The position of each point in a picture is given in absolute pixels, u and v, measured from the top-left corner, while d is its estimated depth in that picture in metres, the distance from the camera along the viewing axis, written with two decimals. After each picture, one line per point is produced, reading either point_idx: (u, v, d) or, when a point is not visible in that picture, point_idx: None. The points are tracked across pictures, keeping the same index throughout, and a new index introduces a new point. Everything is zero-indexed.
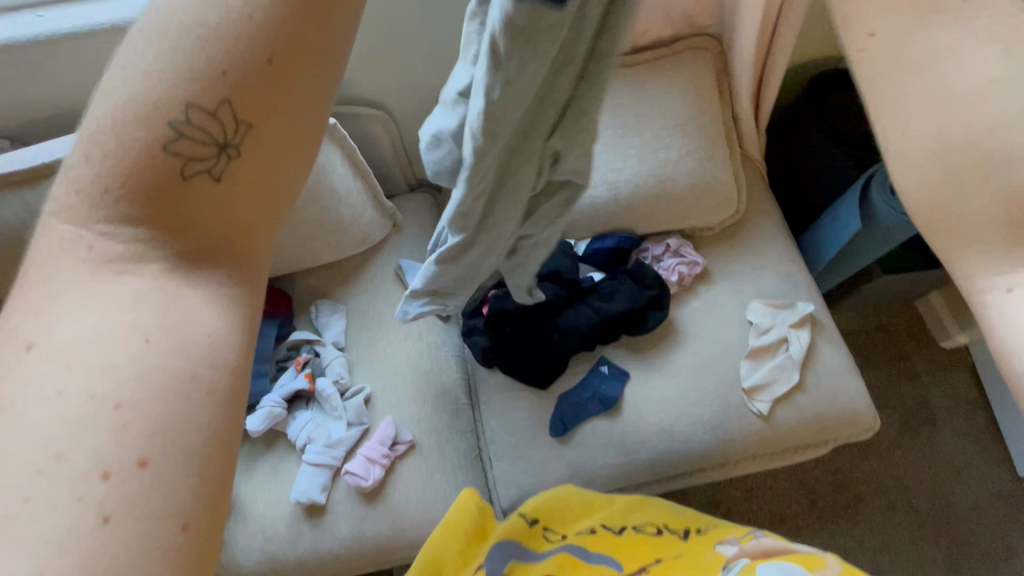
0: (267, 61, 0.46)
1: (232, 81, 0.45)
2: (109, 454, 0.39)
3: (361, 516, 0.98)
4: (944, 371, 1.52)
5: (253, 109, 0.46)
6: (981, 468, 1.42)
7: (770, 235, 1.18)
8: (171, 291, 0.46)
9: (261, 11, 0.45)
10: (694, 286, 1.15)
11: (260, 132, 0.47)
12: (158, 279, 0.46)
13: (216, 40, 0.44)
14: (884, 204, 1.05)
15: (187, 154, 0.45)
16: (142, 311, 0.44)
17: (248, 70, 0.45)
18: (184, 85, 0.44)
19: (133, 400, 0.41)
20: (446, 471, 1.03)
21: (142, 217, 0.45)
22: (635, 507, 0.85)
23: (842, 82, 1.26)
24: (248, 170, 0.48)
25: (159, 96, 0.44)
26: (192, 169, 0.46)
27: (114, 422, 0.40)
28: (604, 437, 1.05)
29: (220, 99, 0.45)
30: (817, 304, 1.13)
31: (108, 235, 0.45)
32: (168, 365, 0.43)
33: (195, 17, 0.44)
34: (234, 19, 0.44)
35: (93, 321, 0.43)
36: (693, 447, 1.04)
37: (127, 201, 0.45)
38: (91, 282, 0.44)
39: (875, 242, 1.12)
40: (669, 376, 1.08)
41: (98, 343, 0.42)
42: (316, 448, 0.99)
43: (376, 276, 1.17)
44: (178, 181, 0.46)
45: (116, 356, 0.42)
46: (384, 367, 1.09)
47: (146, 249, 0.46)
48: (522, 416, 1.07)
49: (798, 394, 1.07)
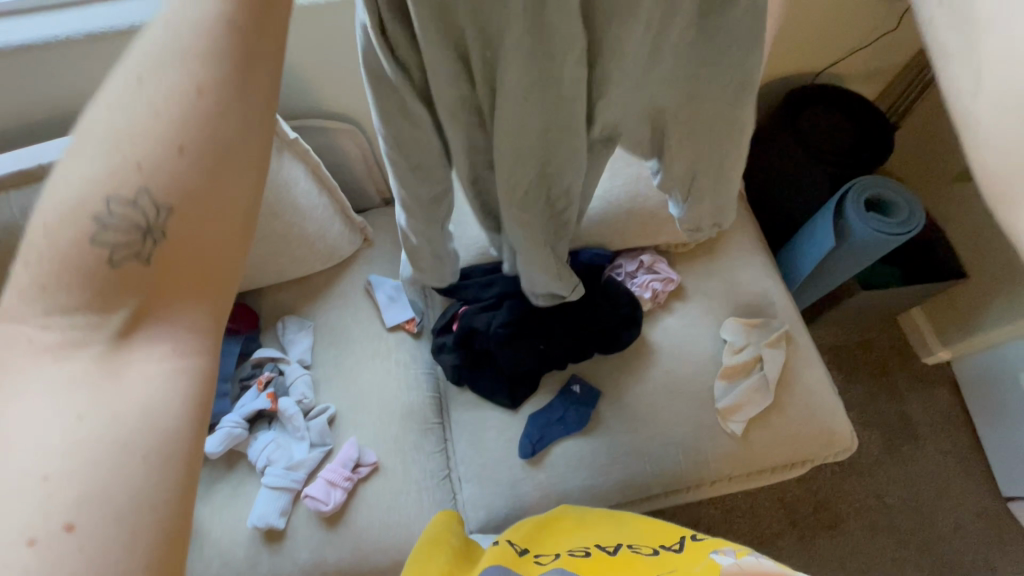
0: (200, 89, 0.41)
1: (168, 112, 0.41)
2: (36, 519, 0.34)
3: (322, 541, 0.95)
4: (927, 387, 1.50)
5: (185, 113, 0.41)
6: (965, 487, 1.40)
7: (745, 251, 1.17)
8: (119, 343, 0.40)
9: (207, 39, 0.42)
10: (668, 303, 1.13)
11: (198, 166, 0.42)
12: (107, 332, 0.40)
13: (155, 73, 0.41)
14: (860, 223, 1.04)
15: (126, 191, 0.40)
16: (84, 369, 0.39)
17: (174, 126, 0.41)
18: (124, 120, 0.40)
19: (68, 478, 0.36)
20: (412, 494, 0.99)
21: (90, 263, 0.40)
22: (631, 532, 0.82)
23: (817, 97, 1.25)
24: (192, 209, 0.43)
25: (103, 132, 0.40)
26: (133, 205, 0.41)
27: (57, 492, 0.35)
28: (575, 459, 1.02)
29: (159, 131, 0.41)
30: (793, 321, 1.11)
31: (52, 283, 0.39)
32: (113, 426, 0.37)
33: (148, 55, 0.41)
34: (180, 46, 0.41)
35: (28, 406, 0.37)
36: (667, 469, 1.02)
37: (73, 247, 0.40)
38: (40, 340, 0.39)
39: (850, 259, 1.11)
40: (641, 396, 1.05)
41: (44, 406, 0.37)
42: (276, 471, 0.96)
43: (345, 292, 1.15)
44: (108, 272, 0.41)
45: (59, 420, 0.37)
46: (351, 386, 1.07)
47: (95, 300, 0.40)
48: (491, 436, 1.04)
49: (773, 414, 1.04)
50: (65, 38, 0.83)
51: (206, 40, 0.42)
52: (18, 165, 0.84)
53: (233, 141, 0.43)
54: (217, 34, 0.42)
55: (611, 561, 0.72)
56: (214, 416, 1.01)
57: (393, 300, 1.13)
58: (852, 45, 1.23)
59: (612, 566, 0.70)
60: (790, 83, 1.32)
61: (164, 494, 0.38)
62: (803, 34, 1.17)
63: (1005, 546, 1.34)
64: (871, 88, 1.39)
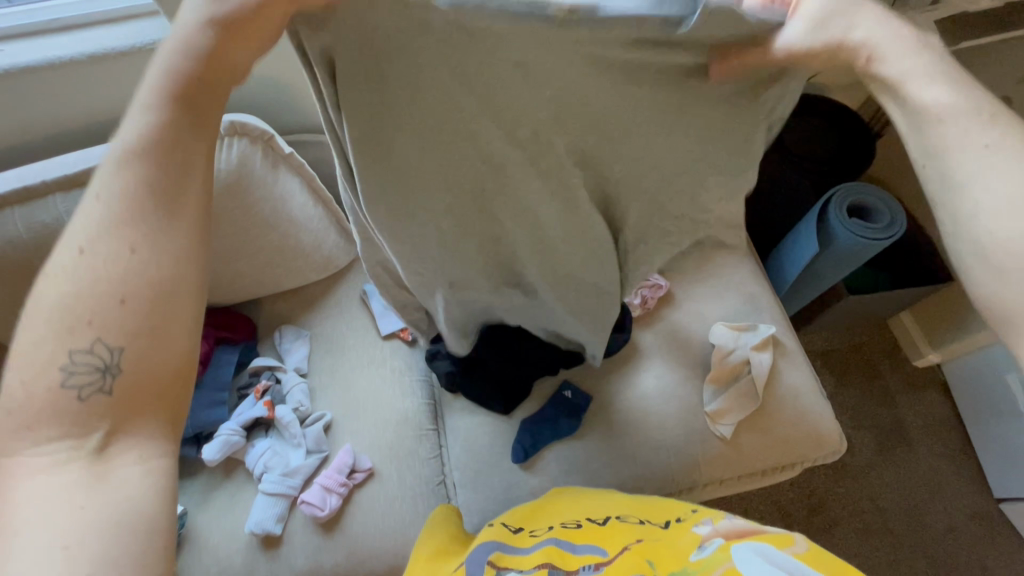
0: (149, 217, 0.48)
1: (130, 246, 0.47)
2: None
3: (318, 546, 0.96)
4: (917, 390, 1.52)
5: (125, 252, 0.47)
6: (957, 488, 1.41)
7: (733, 257, 1.19)
8: (98, 453, 0.46)
9: (136, 187, 0.48)
10: (658, 309, 1.16)
11: (156, 282, 0.48)
12: (85, 447, 0.46)
13: (101, 221, 0.47)
14: (842, 229, 1.07)
15: (97, 327, 0.47)
16: (69, 476, 0.45)
17: (115, 244, 0.47)
18: (85, 270, 0.47)
19: (75, 537, 0.43)
20: (406, 499, 1.01)
21: (72, 399, 0.47)
22: (617, 503, 0.86)
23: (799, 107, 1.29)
24: (146, 328, 0.48)
25: (73, 287, 0.47)
26: (98, 341, 0.47)
27: (68, 538, 0.43)
28: (567, 463, 1.03)
29: (115, 267, 0.47)
30: (781, 325, 1.14)
31: (41, 418, 0.46)
32: (104, 510, 0.45)
33: (90, 211, 0.48)
34: (115, 196, 0.47)
35: (28, 489, 0.45)
36: (658, 472, 1.03)
37: (56, 386, 0.47)
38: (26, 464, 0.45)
39: (836, 264, 1.13)
40: (632, 400, 1.07)
41: (42, 511, 0.44)
42: (272, 478, 0.98)
43: (342, 301, 1.17)
44: (77, 404, 0.47)
45: (57, 516, 0.44)
46: (347, 393, 1.09)
47: (76, 423, 0.47)
48: (485, 442, 1.06)
49: (761, 417, 1.06)
50: (72, 58, 0.86)
51: (134, 176, 0.48)
52: (21, 182, 0.86)
53: (167, 232, 0.49)
54: (143, 173, 0.48)
55: (600, 534, 0.76)
56: (212, 424, 1.02)
57: (388, 309, 1.16)
58: None
59: (601, 540, 0.74)
60: None
61: (157, 550, 0.45)
62: None
63: (998, 547, 1.35)
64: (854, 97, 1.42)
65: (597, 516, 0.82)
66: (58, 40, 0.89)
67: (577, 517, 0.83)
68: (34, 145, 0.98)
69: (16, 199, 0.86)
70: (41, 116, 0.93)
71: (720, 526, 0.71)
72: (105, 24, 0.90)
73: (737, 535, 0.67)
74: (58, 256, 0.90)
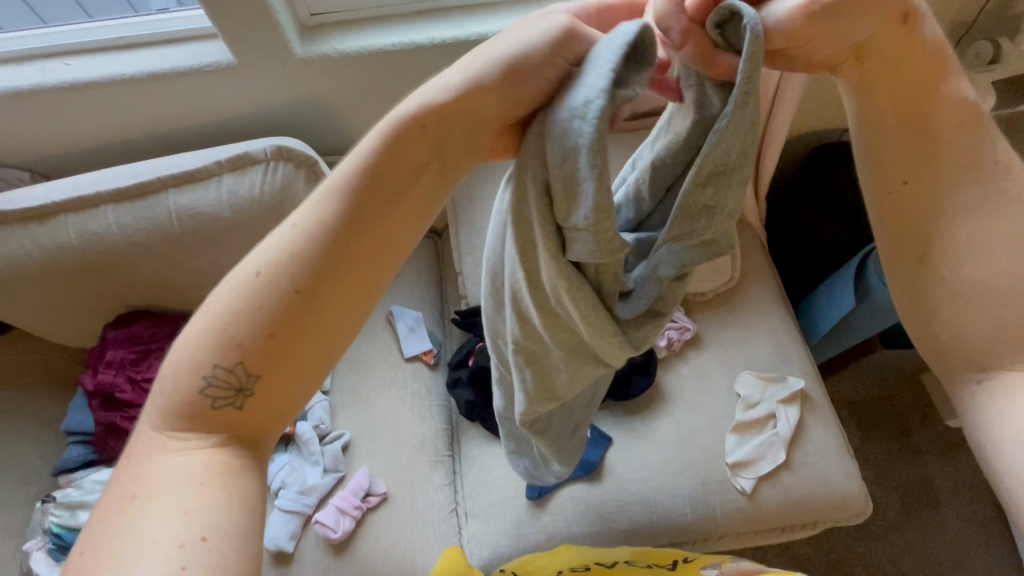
0: (268, 335, 0.45)
1: (272, 342, 0.45)
2: (177, 542, 0.42)
3: (327, 567, 0.97)
4: (948, 451, 1.46)
5: (242, 336, 0.45)
6: (986, 558, 1.35)
7: (767, 305, 1.17)
8: (207, 480, 0.44)
9: (269, 283, 0.45)
10: (684, 351, 1.14)
11: (269, 381, 0.46)
12: (210, 467, 0.45)
13: (238, 315, 0.45)
14: (877, 281, 1.03)
15: (214, 397, 0.46)
16: (185, 493, 0.44)
17: (251, 299, 0.45)
18: (211, 354, 0.45)
19: (213, 527, 0.43)
20: (418, 526, 1.01)
21: (215, 427, 0.46)
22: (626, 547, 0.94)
23: (842, 157, 1.26)
24: (259, 408, 0.46)
25: (197, 356, 0.45)
26: (219, 401, 0.46)
27: (190, 527, 0.42)
28: (581, 504, 1.02)
29: (236, 359, 0.44)
30: (809, 378, 1.11)
31: (179, 449, 0.46)
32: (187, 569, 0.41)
33: (247, 276, 0.45)
34: (252, 291, 0.45)
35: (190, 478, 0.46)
36: (673, 521, 1.01)
37: (186, 420, 0.46)
38: (159, 453, 0.45)
39: (873, 320, 1.10)
40: (652, 444, 1.06)
41: (146, 538, 0.42)
42: (289, 494, 1.00)
43: (367, 319, 1.19)
44: (207, 412, 0.46)
45: (161, 540, 0.42)
46: (365, 414, 1.09)
47: (218, 453, 0.46)
48: (501, 473, 1.05)
49: (784, 472, 1.03)
50: (134, 77, 0.90)
51: (283, 270, 0.45)
52: (75, 192, 0.90)
53: (277, 314, 0.44)
54: (286, 267, 0.45)
55: None
56: None
57: (413, 331, 1.17)
58: None
59: None
60: (818, 137, 1.32)
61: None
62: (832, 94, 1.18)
63: None
64: None
65: (606, 559, 0.91)
66: (124, 58, 0.92)
67: (587, 560, 0.92)
68: (92, 152, 1.02)
69: (70, 208, 0.90)
70: (99, 126, 0.97)
71: (725, 566, 0.83)
72: (168, 44, 0.94)
73: (740, 571, 0.80)
74: (103, 265, 0.93)
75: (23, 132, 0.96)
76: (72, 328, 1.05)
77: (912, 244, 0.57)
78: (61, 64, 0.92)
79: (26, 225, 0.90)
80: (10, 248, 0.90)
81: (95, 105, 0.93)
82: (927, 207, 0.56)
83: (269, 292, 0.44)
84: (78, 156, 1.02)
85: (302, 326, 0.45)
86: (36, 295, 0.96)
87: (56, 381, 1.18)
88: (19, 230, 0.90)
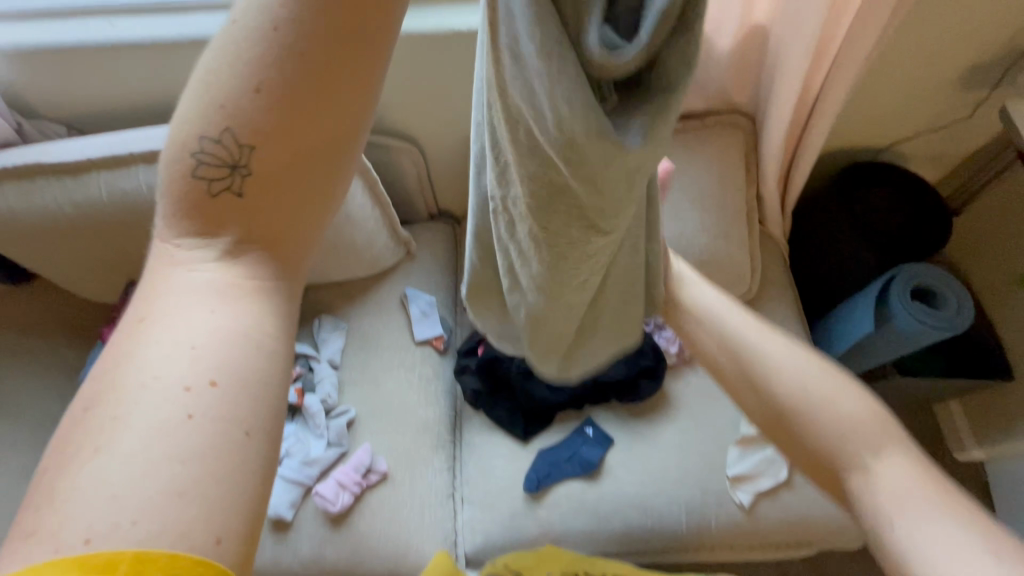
0: (255, 90, 0.39)
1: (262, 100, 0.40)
2: (173, 411, 0.37)
3: (323, 538, 0.99)
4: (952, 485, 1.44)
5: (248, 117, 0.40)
6: None
7: (783, 320, 1.16)
8: (223, 295, 0.41)
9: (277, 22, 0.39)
10: (694, 360, 1.13)
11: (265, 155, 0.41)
12: (222, 273, 0.42)
13: (244, 58, 0.39)
14: (901, 311, 1.02)
15: (209, 176, 0.41)
16: (200, 335, 0.40)
17: (252, 50, 0.39)
18: (201, 119, 0.41)
19: (221, 373, 0.39)
20: (414, 507, 1.02)
21: (213, 220, 0.42)
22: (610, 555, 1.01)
23: (875, 176, 1.23)
24: (261, 190, 0.42)
25: (203, 113, 0.41)
26: (216, 186, 0.41)
27: (197, 367, 0.38)
28: (577, 502, 1.02)
29: (226, 123, 0.40)
30: None
31: (188, 249, 0.42)
32: (202, 449, 0.36)
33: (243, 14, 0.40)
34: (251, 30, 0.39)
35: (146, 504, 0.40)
36: (667, 528, 1.01)
37: (190, 219, 0.42)
38: (179, 286, 0.41)
39: (891, 346, 1.08)
40: (653, 449, 1.06)
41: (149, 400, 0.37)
42: (292, 464, 1.01)
43: (381, 299, 1.20)
44: (205, 195, 0.42)
45: (163, 412, 0.36)
46: (372, 392, 1.11)
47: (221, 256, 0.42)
48: (501, 464, 1.06)
49: (784, 489, 1.03)
50: (173, 42, 0.91)
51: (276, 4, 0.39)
52: (108, 150, 0.92)
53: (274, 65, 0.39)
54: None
55: None
56: None
57: (425, 315, 1.18)
58: (922, 126, 1.21)
59: None
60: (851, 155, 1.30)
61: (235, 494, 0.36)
62: (871, 110, 1.16)
63: None
64: (938, 169, 1.35)
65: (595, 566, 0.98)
66: (165, 22, 0.94)
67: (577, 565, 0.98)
68: (127, 112, 1.03)
69: (102, 165, 0.92)
70: (135, 87, 0.98)
71: None
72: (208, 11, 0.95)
73: None
74: (131, 223, 0.95)
75: (62, 87, 0.98)
76: (96, 282, 1.07)
77: (776, 431, 0.64)
78: (104, 23, 0.93)
79: (60, 178, 0.92)
80: (43, 199, 0.93)
81: (132, 66, 0.95)
82: (787, 414, 0.63)
83: (253, 52, 0.39)
84: (113, 115, 1.04)
85: (301, 87, 0.39)
86: (65, 246, 0.98)
87: (76, 332, 1.21)
88: (53, 183, 0.92)
